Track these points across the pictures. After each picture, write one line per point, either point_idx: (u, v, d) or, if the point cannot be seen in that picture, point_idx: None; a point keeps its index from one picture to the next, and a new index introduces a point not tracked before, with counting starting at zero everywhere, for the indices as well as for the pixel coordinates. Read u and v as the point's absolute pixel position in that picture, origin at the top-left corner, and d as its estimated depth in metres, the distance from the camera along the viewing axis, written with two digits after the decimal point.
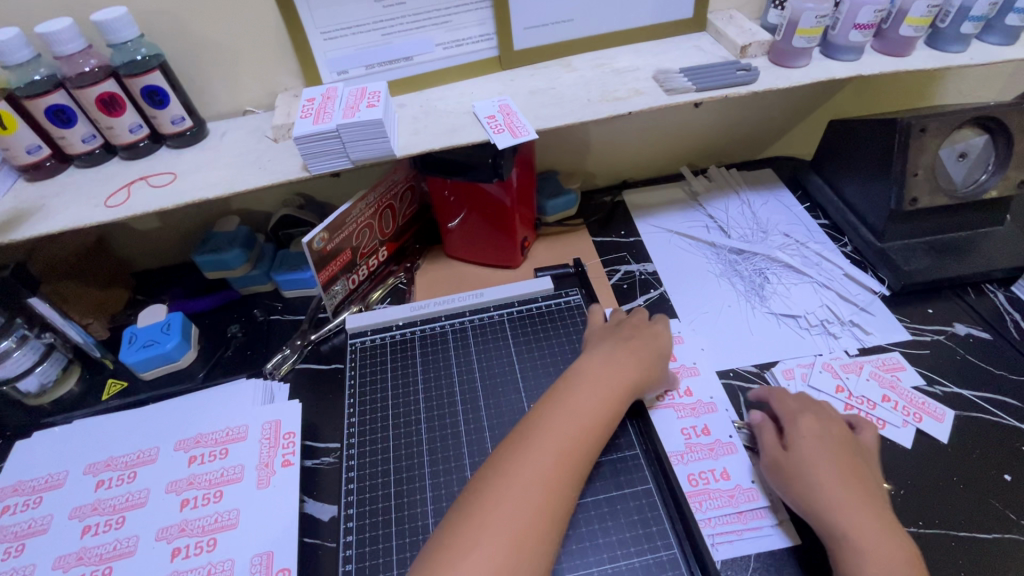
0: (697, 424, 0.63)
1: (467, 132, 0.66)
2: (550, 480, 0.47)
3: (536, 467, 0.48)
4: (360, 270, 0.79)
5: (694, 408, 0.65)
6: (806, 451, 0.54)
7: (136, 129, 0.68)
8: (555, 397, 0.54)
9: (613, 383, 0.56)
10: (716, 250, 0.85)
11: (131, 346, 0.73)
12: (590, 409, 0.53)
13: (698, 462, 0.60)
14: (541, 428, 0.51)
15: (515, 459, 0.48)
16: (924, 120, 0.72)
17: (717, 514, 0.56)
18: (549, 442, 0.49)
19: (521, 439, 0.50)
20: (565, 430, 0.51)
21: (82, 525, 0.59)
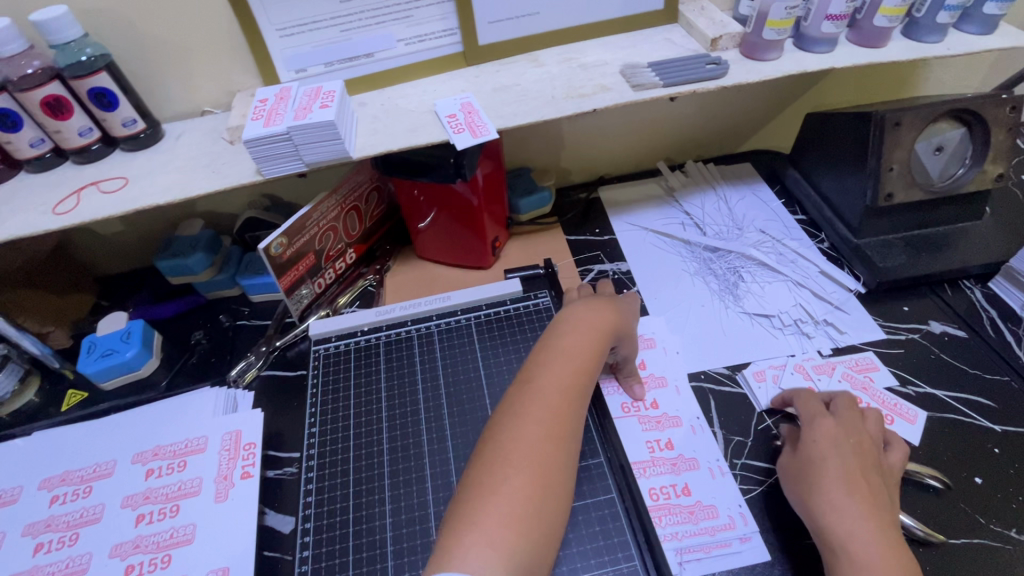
0: (660, 437, 0.62)
1: (427, 132, 0.64)
2: (545, 468, 0.46)
3: (528, 457, 0.46)
4: (326, 273, 0.78)
5: (660, 420, 0.63)
6: (819, 454, 0.53)
7: (86, 132, 0.65)
8: (533, 378, 0.52)
9: (582, 353, 0.55)
10: (691, 248, 0.83)
11: (89, 355, 0.71)
12: (567, 387, 0.52)
13: (660, 476, 0.59)
14: (527, 413, 0.49)
15: (505, 451, 0.47)
16: (899, 113, 0.70)
17: (677, 531, 0.55)
18: (536, 430, 0.48)
19: (509, 427, 0.48)
20: (550, 414, 0.49)
21: (34, 542, 0.58)
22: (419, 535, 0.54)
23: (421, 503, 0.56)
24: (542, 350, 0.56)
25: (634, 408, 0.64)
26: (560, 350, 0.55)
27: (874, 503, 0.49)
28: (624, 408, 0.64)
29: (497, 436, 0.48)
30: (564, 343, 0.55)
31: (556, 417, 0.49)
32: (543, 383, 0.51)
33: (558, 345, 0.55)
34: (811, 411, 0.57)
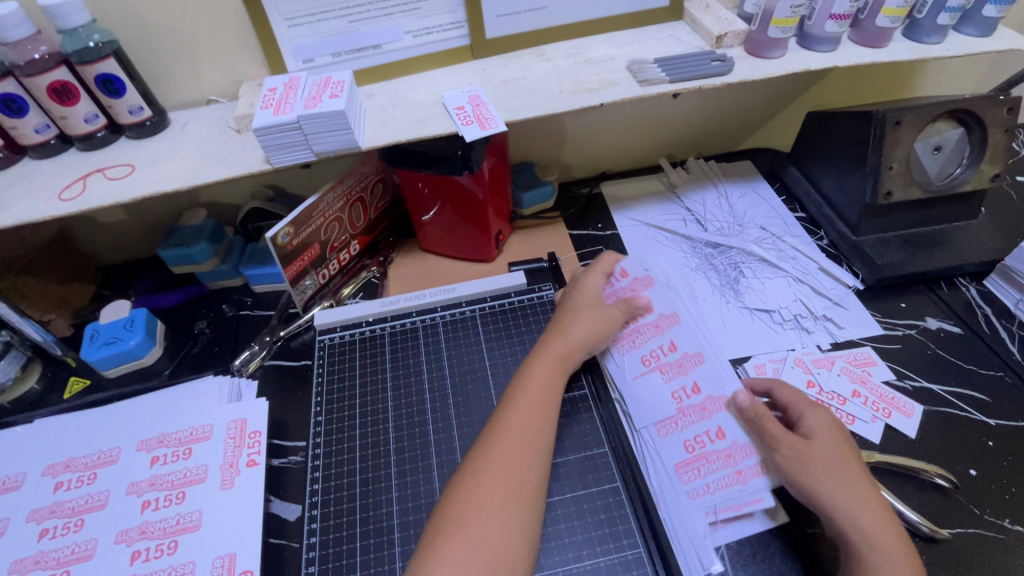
0: (685, 381, 0.60)
1: (435, 124, 0.64)
2: (504, 509, 0.48)
3: (472, 525, 0.46)
4: (330, 264, 0.78)
5: (681, 363, 0.61)
6: (823, 448, 0.50)
7: (92, 119, 0.65)
8: (483, 440, 0.53)
9: (537, 406, 0.55)
10: (693, 243, 0.84)
11: (92, 343, 0.71)
12: (531, 417, 0.54)
13: (693, 425, 0.57)
14: (471, 480, 0.50)
15: (450, 521, 0.47)
16: (900, 112, 0.71)
17: (716, 481, 0.53)
18: (483, 496, 0.48)
19: (455, 495, 0.49)
20: (499, 477, 0.50)
21: (40, 528, 0.58)
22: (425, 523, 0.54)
23: (428, 491, 0.57)
24: (499, 407, 0.56)
25: (653, 358, 0.62)
26: (515, 406, 0.55)
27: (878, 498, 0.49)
28: (644, 363, 0.62)
29: (445, 507, 0.49)
30: (518, 399, 0.56)
31: (507, 480, 0.49)
32: (492, 445, 0.52)
33: (514, 401, 0.56)
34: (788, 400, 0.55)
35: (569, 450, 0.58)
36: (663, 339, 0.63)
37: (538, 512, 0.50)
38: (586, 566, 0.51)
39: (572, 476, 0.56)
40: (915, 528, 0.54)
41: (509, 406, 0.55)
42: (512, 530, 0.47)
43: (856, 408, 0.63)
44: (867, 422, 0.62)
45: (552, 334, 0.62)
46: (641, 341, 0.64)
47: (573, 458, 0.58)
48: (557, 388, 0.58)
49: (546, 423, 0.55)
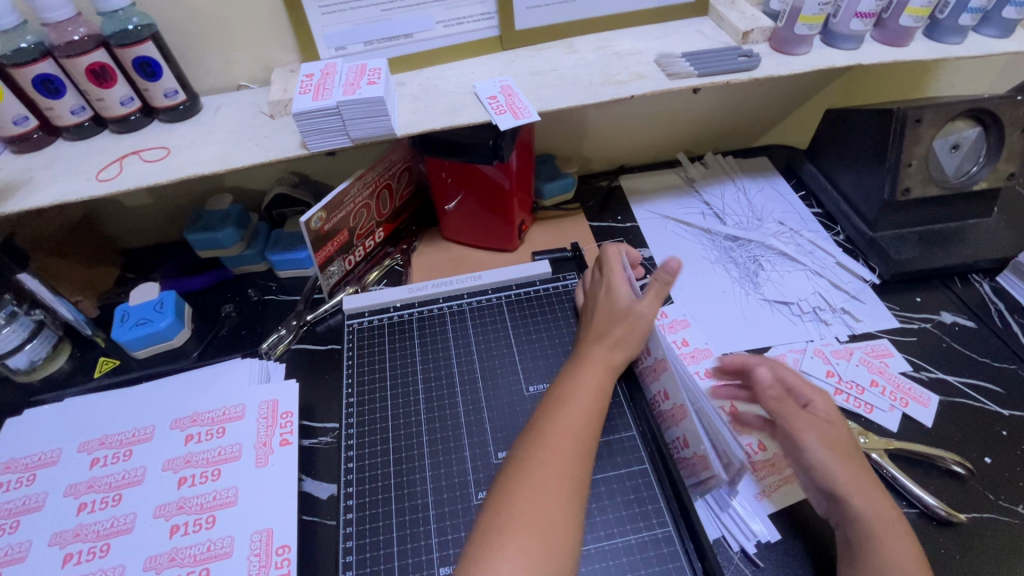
0: (698, 366, 0.68)
1: (468, 113, 0.65)
2: (561, 513, 0.47)
3: (522, 524, 0.45)
4: (357, 251, 0.79)
5: (694, 352, 0.70)
6: (829, 431, 0.52)
7: (128, 101, 0.66)
8: (530, 440, 0.52)
9: (584, 410, 0.54)
10: (711, 237, 0.86)
11: (123, 324, 0.72)
12: (585, 426, 0.53)
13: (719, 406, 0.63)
14: (520, 480, 0.48)
15: (500, 521, 0.46)
16: (920, 111, 0.73)
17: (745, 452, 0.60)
18: (534, 496, 0.47)
19: (502, 495, 0.48)
20: (549, 477, 0.48)
21: (77, 502, 0.59)
22: (459, 501, 0.56)
23: (460, 471, 0.59)
24: (539, 413, 0.55)
25: (675, 350, 0.70)
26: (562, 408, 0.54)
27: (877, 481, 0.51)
28: (670, 355, 0.69)
29: (493, 506, 0.47)
30: (565, 402, 0.55)
31: (557, 481, 0.48)
32: (540, 446, 0.51)
33: (560, 404, 0.55)
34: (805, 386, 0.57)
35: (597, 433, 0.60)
36: (676, 334, 0.72)
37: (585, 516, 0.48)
38: (617, 544, 0.52)
39: (601, 458, 0.58)
40: (933, 512, 0.56)
41: (556, 409, 0.54)
42: (561, 532, 0.46)
43: (875, 397, 0.65)
44: (886, 411, 0.64)
45: (595, 342, 0.61)
46: (670, 335, 0.72)
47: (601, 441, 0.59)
48: (604, 394, 0.57)
49: (591, 428, 0.53)
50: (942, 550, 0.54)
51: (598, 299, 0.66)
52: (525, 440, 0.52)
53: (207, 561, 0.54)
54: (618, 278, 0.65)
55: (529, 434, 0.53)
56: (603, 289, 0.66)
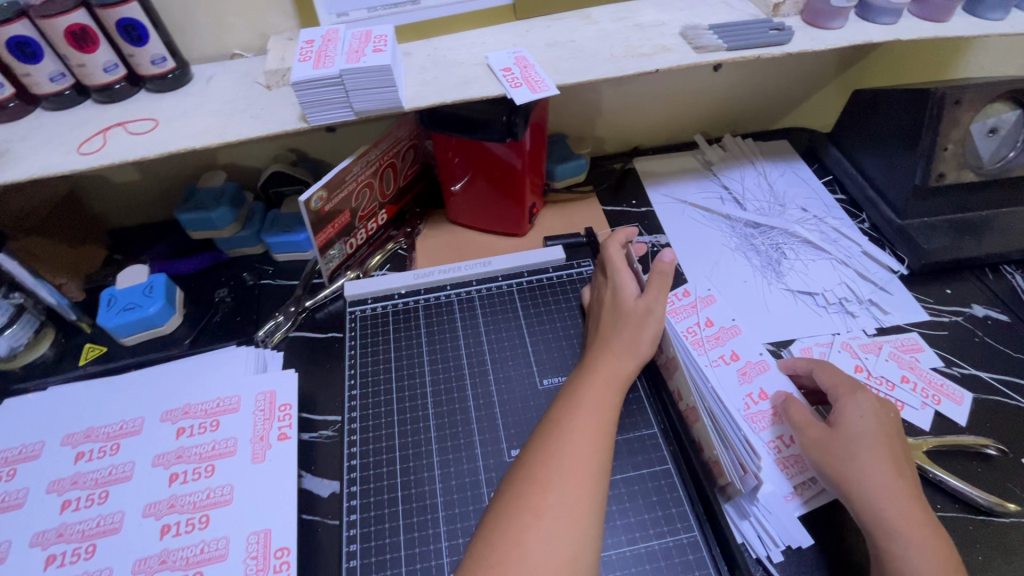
0: (724, 351, 0.66)
1: (480, 85, 0.60)
2: (564, 544, 0.42)
3: (517, 556, 0.42)
4: (358, 233, 0.74)
5: (719, 335, 0.67)
6: (850, 436, 0.50)
7: (112, 68, 0.60)
8: (527, 462, 0.48)
9: (592, 425, 0.50)
10: (731, 223, 0.82)
11: (110, 309, 0.67)
12: (592, 443, 0.48)
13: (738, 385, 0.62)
14: (515, 507, 0.45)
15: (493, 554, 0.42)
16: (960, 91, 0.69)
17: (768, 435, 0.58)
18: (529, 525, 0.43)
19: (497, 524, 0.44)
20: (548, 503, 0.44)
21: (61, 500, 0.55)
22: (470, 502, 0.53)
23: (472, 470, 0.55)
24: (543, 427, 0.51)
25: (694, 332, 0.68)
26: (565, 423, 0.50)
27: (908, 483, 0.48)
28: (687, 334, 0.68)
29: (485, 536, 0.44)
30: (569, 416, 0.51)
31: (558, 507, 0.44)
32: (537, 468, 0.47)
33: (562, 419, 0.51)
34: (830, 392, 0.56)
35: (617, 430, 0.57)
36: (700, 316, 0.69)
37: (596, 545, 0.44)
38: (640, 549, 0.50)
39: (621, 457, 0.55)
40: (974, 501, 0.54)
41: (558, 425, 0.50)
42: (564, 564, 0.42)
43: (906, 394, 0.62)
44: (918, 408, 0.61)
45: (600, 353, 0.57)
46: (692, 315, 0.70)
47: (621, 439, 0.56)
48: (612, 407, 0.52)
49: (601, 444, 0.49)
50: (980, 558, 0.51)
51: (604, 303, 0.62)
52: (522, 461, 0.49)
53: (200, 564, 0.51)
54: (623, 278, 0.61)
55: (528, 455, 0.49)
56: (609, 292, 0.61)
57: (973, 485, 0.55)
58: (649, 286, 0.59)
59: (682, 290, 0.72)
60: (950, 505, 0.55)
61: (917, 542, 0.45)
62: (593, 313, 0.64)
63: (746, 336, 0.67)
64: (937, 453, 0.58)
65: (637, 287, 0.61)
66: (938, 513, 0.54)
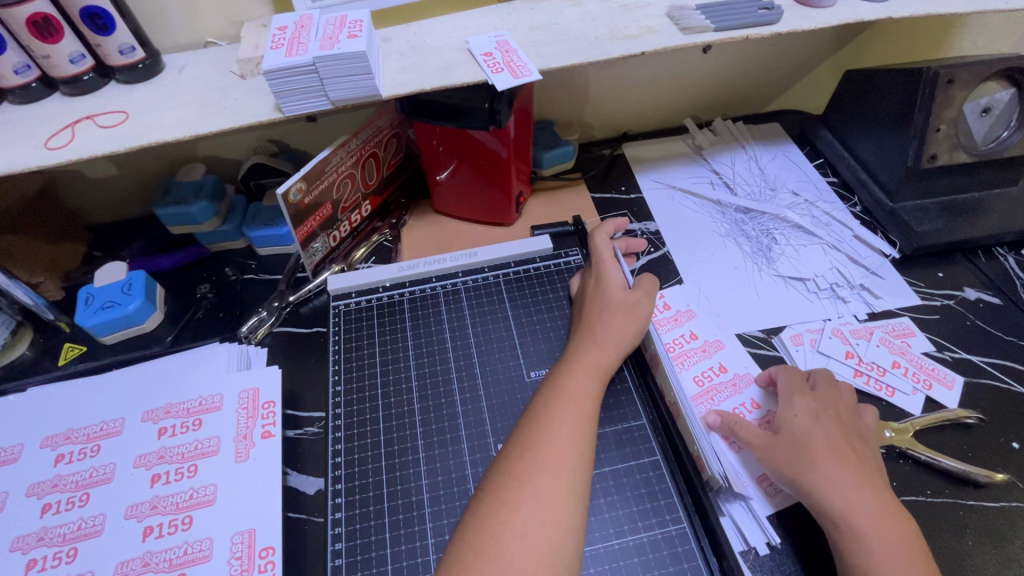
0: (710, 363, 0.63)
1: (461, 71, 0.58)
2: (542, 538, 0.42)
3: (493, 551, 0.41)
4: (341, 226, 0.73)
5: (704, 348, 0.64)
6: (802, 432, 0.51)
7: (78, 59, 0.58)
8: (506, 455, 0.47)
9: (572, 415, 0.49)
10: (722, 209, 0.81)
11: (88, 308, 0.66)
12: (574, 434, 0.48)
13: (728, 399, 0.60)
14: (490, 501, 0.44)
15: (469, 549, 0.42)
16: (953, 69, 0.67)
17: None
18: (505, 519, 0.42)
19: (473, 520, 0.44)
20: (526, 496, 0.43)
21: (42, 503, 0.54)
22: (457, 496, 0.52)
23: (459, 464, 0.54)
24: (523, 419, 0.50)
25: (678, 344, 0.65)
26: (543, 415, 0.49)
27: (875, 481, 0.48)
28: (670, 347, 0.64)
29: (462, 532, 0.43)
30: (549, 407, 0.50)
31: (535, 501, 0.43)
32: (514, 461, 0.46)
33: (543, 409, 0.50)
34: (792, 384, 0.55)
35: (605, 422, 0.56)
36: (683, 329, 0.66)
37: (577, 535, 0.43)
38: (628, 542, 0.49)
39: (609, 450, 0.54)
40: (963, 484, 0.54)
41: (538, 416, 0.49)
42: (542, 558, 0.41)
43: (897, 379, 0.61)
44: (908, 394, 0.60)
45: (584, 342, 0.56)
46: (675, 328, 0.66)
47: (609, 431, 0.56)
48: (593, 396, 0.51)
49: (582, 435, 0.48)
50: (970, 542, 0.51)
51: (589, 290, 0.61)
52: (502, 454, 0.48)
53: (184, 565, 0.50)
54: (609, 266, 0.61)
55: (507, 448, 0.48)
56: (595, 280, 0.61)
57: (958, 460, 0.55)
58: (642, 284, 0.59)
59: (663, 302, 0.69)
60: (940, 489, 0.54)
61: (877, 535, 0.45)
62: (579, 302, 0.63)
63: (731, 348, 0.64)
64: (927, 438, 0.58)
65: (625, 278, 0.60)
66: (927, 499, 0.54)
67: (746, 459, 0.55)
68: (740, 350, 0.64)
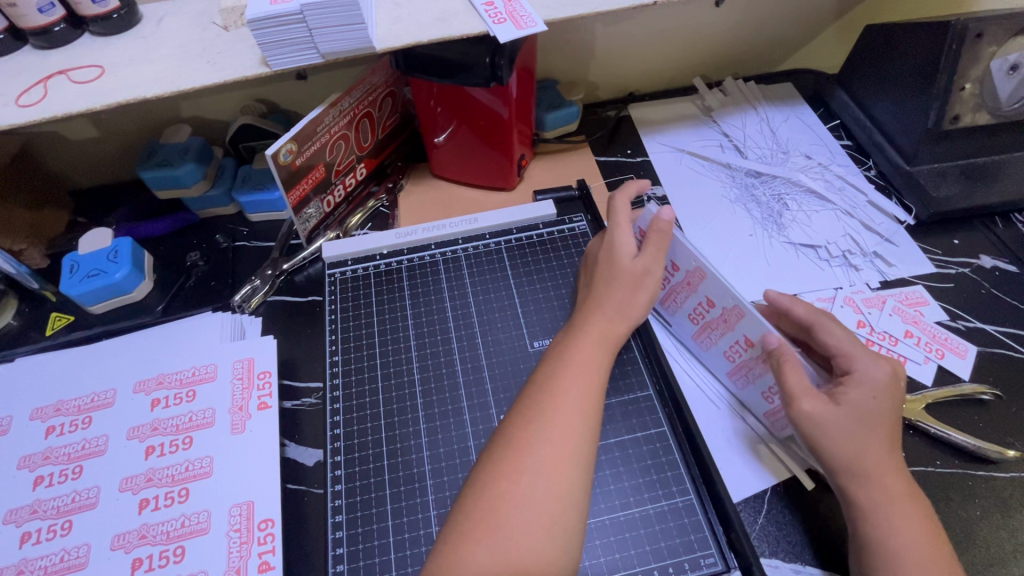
0: (698, 298, 0.56)
1: (460, 22, 0.54)
2: (543, 509, 0.41)
3: (491, 522, 0.40)
4: (336, 190, 0.69)
5: (687, 283, 0.56)
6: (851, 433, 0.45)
7: (48, 8, 0.53)
8: (507, 425, 0.46)
9: (578, 385, 0.47)
10: (732, 173, 0.78)
11: (72, 276, 0.63)
12: (578, 404, 0.46)
13: (723, 337, 0.55)
14: (489, 471, 0.43)
15: (466, 520, 0.41)
16: (983, 23, 0.64)
17: (766, 387, 0.53)
18: (504, 489, 0.41)
19: (472, 489, 0.43)
20: (526, 466, 0.42)
21: (34, 476, 0.53)
22: (459, 468, 0.51)
23: (461, 436, 0.53)
24: (527, 387, 0.48)
25: (699, 315, 0.57)
26: (548, 385, 0.47)
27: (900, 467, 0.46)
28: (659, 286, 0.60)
29: (462, 503, 0.42)
30: (554, 377, 0.48)
31: (536, 471, 0.42)
32: (516, 432, 0.44)
33: (546, 379, 0.48)
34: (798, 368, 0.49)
35: (611, 393, 0.55)
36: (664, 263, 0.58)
37: (581, 507, 0.42)
38: (634, 514, 0.49)
39: (615, 421, 0.53)
40: (973, 455, 0.53)
41: (542, 386, 0.47)
42: (542, 528, 0.40)
43: (909, 349, 0.60)
44: (920, 363, 0.59)
45: (590, 313, 0.53)
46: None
47: (614, 402, 0.54)
48: (600, 369, 0.49)
49: (586, 405, 0.46)
50: (978, 512, 0.51)
51: (598, 258, 0.57)
52: (504, 425, 0.46)
53: (181, 538, 0.50)
54: (622, 232, 0.55)
55: (509, 418, 0.46)
56: (603, 249, 0.56)
57: (970, 434, 0.54)
58: (648, 243, 0.54)
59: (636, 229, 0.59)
60: (950, 460, 0.53)
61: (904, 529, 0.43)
62: (585, 269, 0.60)
63: (713, 279, 0.53)
64: (939, 409, 0.56)
65: (635, 244, 0.55)
66: (937, 469, 0.53)
67: (754, 396, 0.55)
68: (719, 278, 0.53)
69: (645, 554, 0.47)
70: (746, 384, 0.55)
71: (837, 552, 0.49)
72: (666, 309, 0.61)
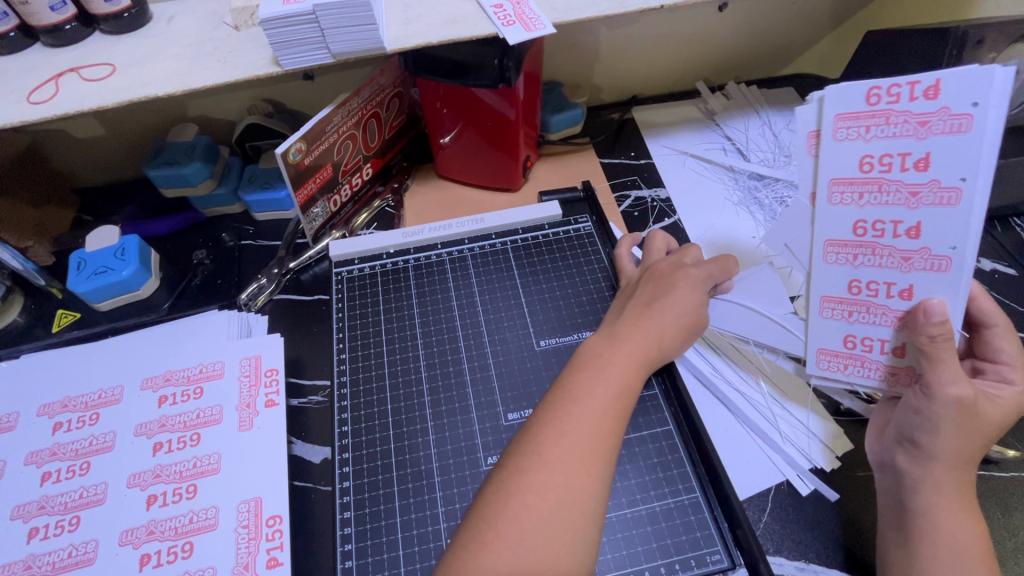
0: (900, 217, 0.46)
1: (470, 24, 0.55)
2: (564, 525, 0.40)
3: (512, 535, 0.39)
4: (342, 189, 0.70)
5: (917, 190, 0.45)
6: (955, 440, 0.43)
7: (60, 7, 0.53)
8: (536, 433, 0.44)
9: (608, 396, 0.46)
10: (734, 175, 0.79)
11: (80, 273, 0.63)
12: (608, 419, 0.45)
13: (876, 267, 0.48)
14: (516, 483, 0.42)
15: (488, 531, 0.40)
16: (983, 30, 0.65)
17: (865, 334, 0.50)
18: (531, 502, 0.41)
19: (494, 499, 0.42)
20: (553, 483, 0.41)
21: (41, 472, 0.53)
22: (466, 467, 0.51)
23: (468, 434, 0.53)
24: (553, 393, 0.47)
25: (863, 227, 0.48)
26: (576, 392, 0.46)
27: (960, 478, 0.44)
28: (864, 166, 0.46)
29: (482, 509, 0.42)
30: (584, 386, 0.46)
31: (564, 491, 0.41)
32: (547, 445, 0.43)
33: (579, 388, 0.46)
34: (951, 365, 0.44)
35: None
36: (914, 147, 0.44)
37: (600, 522, 0.42)
38: (641, 511, 0.49)
39: None
40: None
41: (568, 391, 0.46)
42: (563, 545, 0.40)
43: None
44: None
45: (631, 325, 0.51)
46: (881, 133, 0.45)
47: None
48: (632, 390, 0.47)
49: (615, 421, 0.45)
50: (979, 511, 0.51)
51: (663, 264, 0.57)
52: (531, 430, 0.45)
53: (190, 534, 0.50)
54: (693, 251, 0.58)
55: (536, 424, 0.45)
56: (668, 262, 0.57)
57: None
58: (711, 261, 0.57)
59: (930, 85, 0.43)
60: None
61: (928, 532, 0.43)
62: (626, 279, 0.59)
63: (960, 212, 0.44)
64: None
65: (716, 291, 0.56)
66: None
67: (832, 333, 0.51)
68: (971, 217, 0.44)
69: (652, 551, 0.47)
70: (837, 317, 0.51)
71: (841, 549, 0.49)
72: (827, 195, 0.48)
